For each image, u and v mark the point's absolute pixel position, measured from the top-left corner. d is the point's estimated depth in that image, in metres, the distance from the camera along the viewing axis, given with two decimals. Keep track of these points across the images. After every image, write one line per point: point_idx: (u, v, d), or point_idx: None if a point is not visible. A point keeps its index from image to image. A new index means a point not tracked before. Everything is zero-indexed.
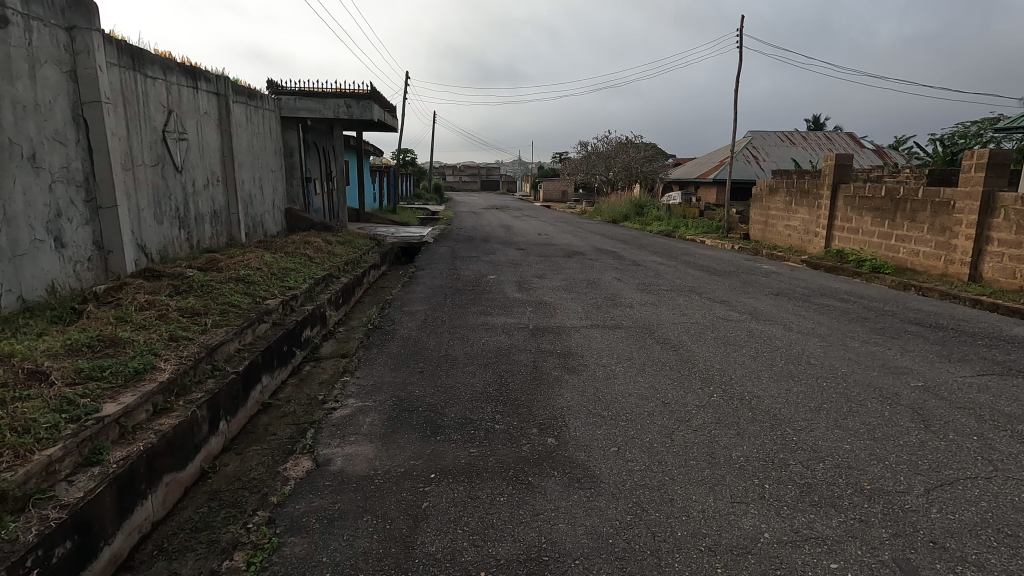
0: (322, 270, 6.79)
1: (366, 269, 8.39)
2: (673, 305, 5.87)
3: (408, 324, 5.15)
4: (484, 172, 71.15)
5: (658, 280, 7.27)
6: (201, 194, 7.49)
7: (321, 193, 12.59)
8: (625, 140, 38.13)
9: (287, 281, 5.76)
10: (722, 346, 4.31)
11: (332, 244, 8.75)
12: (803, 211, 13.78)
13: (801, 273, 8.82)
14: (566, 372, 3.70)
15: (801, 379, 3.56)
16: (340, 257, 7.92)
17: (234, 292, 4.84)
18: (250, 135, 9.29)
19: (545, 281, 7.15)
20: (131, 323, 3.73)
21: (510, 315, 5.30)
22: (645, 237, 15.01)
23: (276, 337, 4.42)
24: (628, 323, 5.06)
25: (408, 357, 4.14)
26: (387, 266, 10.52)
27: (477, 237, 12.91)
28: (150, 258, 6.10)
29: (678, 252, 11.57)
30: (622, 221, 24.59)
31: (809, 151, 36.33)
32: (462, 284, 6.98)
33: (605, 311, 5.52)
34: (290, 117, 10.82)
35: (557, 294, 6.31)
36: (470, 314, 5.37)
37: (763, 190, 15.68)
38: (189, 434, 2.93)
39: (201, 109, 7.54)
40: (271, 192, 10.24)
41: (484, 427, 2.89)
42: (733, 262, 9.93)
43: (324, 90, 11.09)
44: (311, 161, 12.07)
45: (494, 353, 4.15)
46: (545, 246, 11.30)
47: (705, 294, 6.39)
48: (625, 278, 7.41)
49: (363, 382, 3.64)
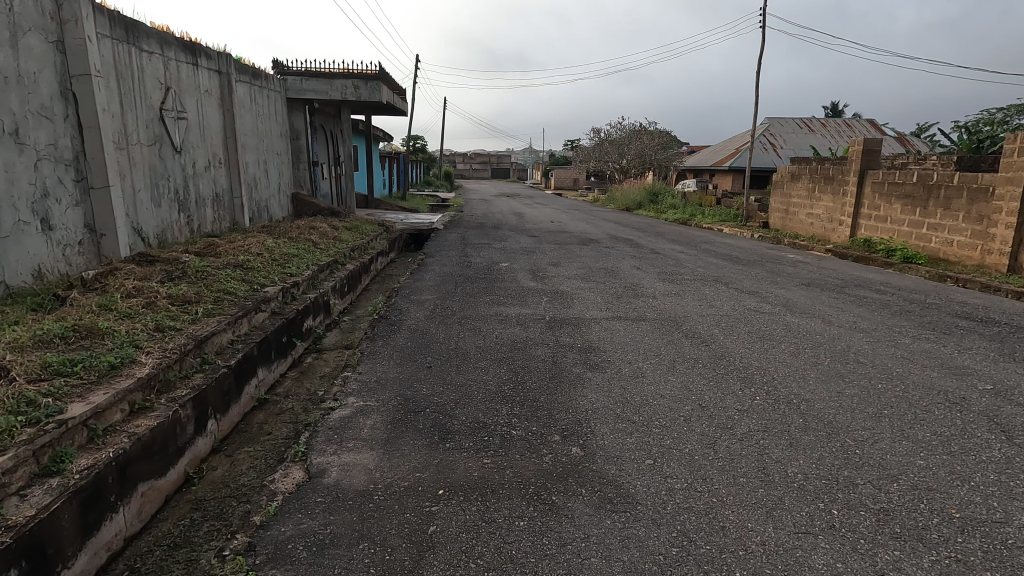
0: (327, 256, 6.48)
1: (373, 256, 8.07)
2: (699, 295, 5.49)
3: (417, 313, 4.83)
4: (495, 160, 70.55)
5: (679, 269, 6.88)
6: (203, 177, 7.20)
7: (329, 177, 12.27)
8: (639, 126, 37.39)
9: (288, 267, 5.45)
10: (758, 341, 3.94)
11: (339, 230, 8.43)
12: (828, 199, 13.25)
13: (829, 263, 8.37)
14: (589, 370, 3.35)
15: (853, 380, 3.19)
16: (346, 243, 7.60)
17: (231, 278, 4.54)
18: (254, 116, 8.97)
19: (560, 270, 6.78)
20: (115, 311, 3.43)
21: (524, 305, 4.96)
22: (661, 225, 14.57)
23: (274, 328, 4.11)
24: (652, 314, 4.70)
25: (415, 350, 3.81)
26: (396, 253, 10.21)
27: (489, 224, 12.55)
28: (147, 241, 5.81)
29: (696, 240, 11.14)
30: (636, 209, 24.06)
31: (828, 138, 35.40)
32: (472, 272, 6.64)
33: (627, 302, 5.15)
34: (296, 98, 10.47)
35: (574, 284, 5.94)
36: (482, 304, 5.03)
37: (784, 176, 15.15)
38: (169, 436, 2.63)
39: (202, 87, 7.22)
40: (277, 175, 9.93)
41: (499, 433, 2.56)
42: (756, 251, 9.49)
43: (331, 70, 10.72)
44: (318, 144, 11.74)
45: (508, 347, 3.81)
46: (559, 233, 10.92)
47: (732, 285, 6.00)
48: (644, 267, 7.02)
49: (365, 378, 3.32)
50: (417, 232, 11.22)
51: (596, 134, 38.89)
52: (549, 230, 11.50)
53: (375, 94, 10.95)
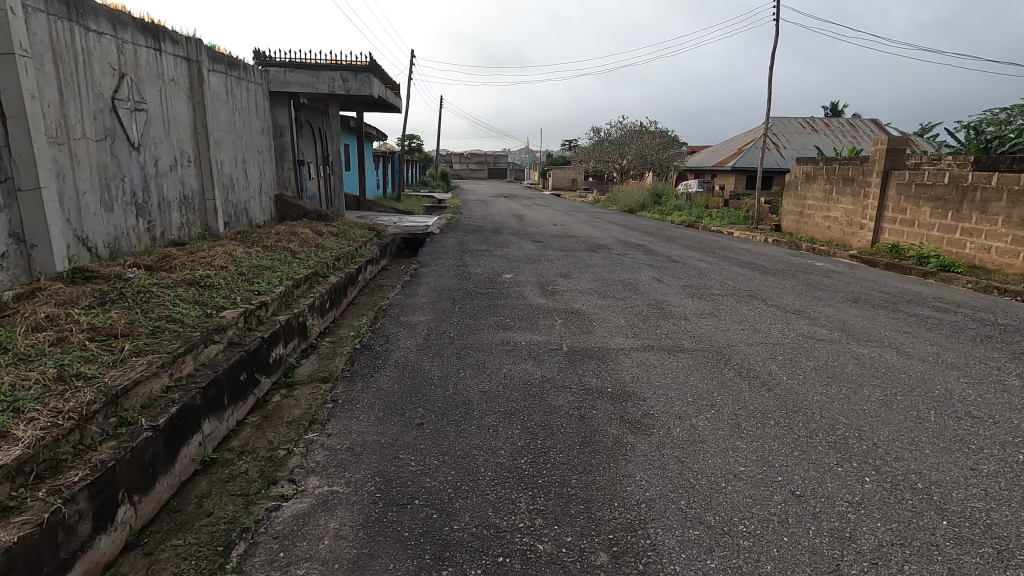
0: (306, 267, 5.67)
1: (361, 265, 7.27)
2: (737, 316, 4.71)
3: (408, 340, 4.03)
4: (492, 160, 69.71)
5: (706, 282, 6.10)
6: (168, 177, 6.40)
7: (317, 177, 11.44)
8: (640, 126, 36.65)
9: (257, 283, 4.65)
10: (832, 382, 3.16)
11: (323, 235, 7.62)
12: (847, 201, 12.51)
13: (865, 273, 7.60)
14: (629, 430, 2.57)
15: (980, 446, 2.41)
16: (330, 251, 6.80)
17: (180, 301, 3.73)
18: (232, 111, 8.17)
19: (571, 282, 6.00)
20: (8, 354, 2.62)
21: (535, 330, 4.17)
22: (669, 228, 13.81)
23: (227, 365, 3.30)
24: (690, 343, 3.91)
25: (403, 396, 3.01)
26: (388, 260, 9.41)
27: (488, 228, 11.77)
28: (93, 252, 5.00)
29: (711, 245, 10.38)
30: (639, 211, 23.29)
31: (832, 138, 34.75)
32: (473, 285, 5.85)
33: (656, 325, 4.36)
34: (279, 91, 9.65)
35: (590, 300, 5.16)
36: (485, 329, 4.24)
37: (798, 176, 14.41)
38: (43, 551, 1.83)
39: (167, 76, 6.41)
40: (257, 175, 9.10)
41: (520, 550, 1.77)
42: (780, 259, 8.72)
43: (317, 61, 9.89)
44: (304, 142, 10.91)
45: (521, 392, 3.03)
46: (565, 238, 10.14)
47: (771, 302, 5.23)
48: (666, 279, 6.23)
49: (336, 442, 2.53)
50: (411, 237, 10.43)
51: (595, 133, 38.12)
52: (554, 235, 10.70)
53: (365, 87, 10.13)
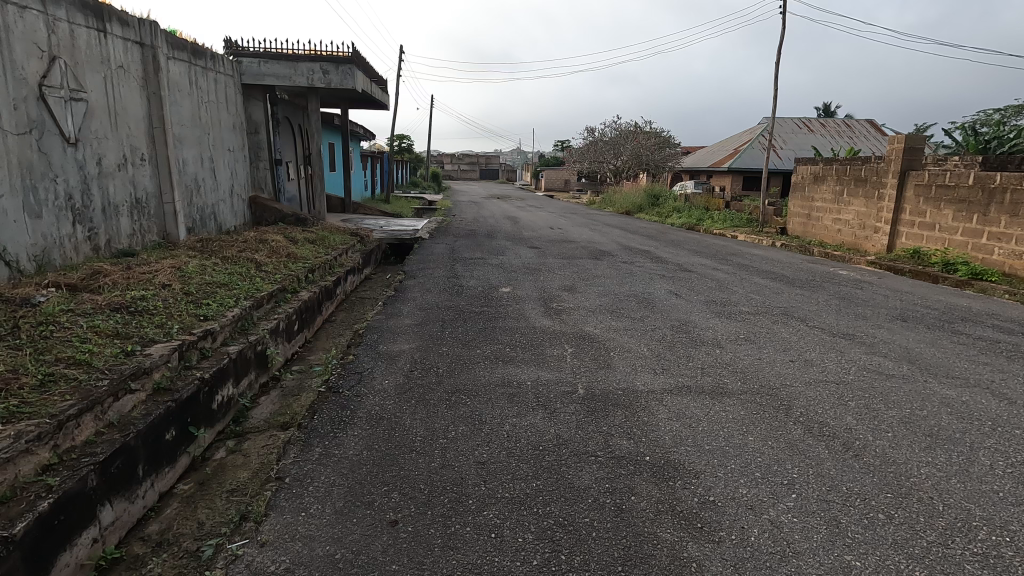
0: (271, 282, 4.89)
1: (340, 276, 6.50)
2: (779, 341, 3.99)
3: (386, 378, 3.28)
4: (484, 161, 68.97)
5: (730, 297, 5.38)
6: (116, 178, 5.59)
7: (296, 178, 10.64)
8: (634, 126, 36.00)
9: (205, 305, 3.86)
10: (934, 444, 2.43)
11: (297, 243, 6.83)
12: (859, 202, 11.89)
13: (896, 283, 6.91)
14: (687, 534, 1.84)
15: None
16: (304, 261, 6.02)
17: (95, 334, 2.95)
18: (197, 104, 7.36)
19: (577, 298, 5.26)
20: None
21: (542, 363, 3.43)
22: (672, 232, 13.10)
23: (145, 424, 2.52)
24: (733, 382, 3.19)
25: (374, 471, 2.26)
26: (372, 268, 8.65)
27: (482, 232, 11.02)
28: (11, 268, 4.19)
29: (721, 251, 9.70)
30: (636, 212, 22.62)
31: (828, 139, 34.30)
32: (466, 301, 5.10)
33: (686, 355, 3.63)
34: (252, 84, 8.83)
35: (602, 321, 4.42)
36: (480, 362, 3.49)
37: (806, 177, 13.80)
38: None
39: (115, 61, 5.60)
40: (227, 176, 8.29)
41: None
42: (799, 267, 8.03)
43: (295, 51, 9.07)
44: (282, 140, 10.10)
45: (531, 463, 2.28)
46: (564, 244, 9.41)
47: (811, 322, 4.52)
48: (684, 293, 5.51)
49: (272, 558, 1.77)
50: (399, 243, 9.65)
51: (589, 134, 37.43)
52: (552, 240, 9.96)
53: (346, 79, 9.33)
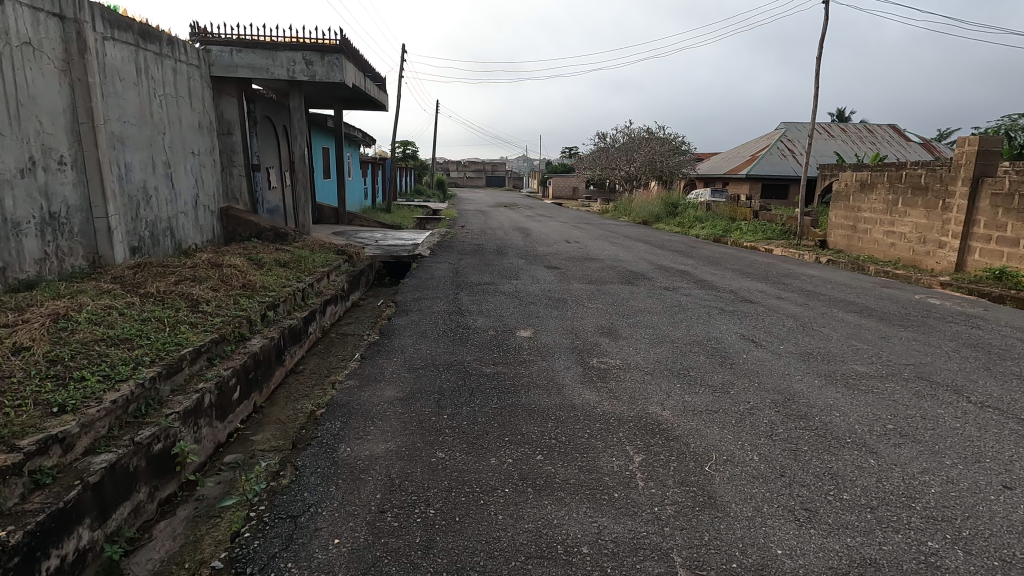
0: (204, 330, 3.56)
1: (313, 309, 5.17)
2: (953, 438, 2.59)
3: (338, 529, 1.93)
4: (490, 168, 67.83)
5: (826, 347, 3.99)
6: (15, 188, 4.28)
7: (279, 186, 9.35)
8: (647, 132, 34.66)
9: (73, 382, 2.53)
10: None
11: (263, 266, 5.52)
12: (918, 212, 10.47)
13: (1014, 318, 5.48)
14: None
15: None
16: (265, 293, 4.69)
17: None
18: (148, 98, 6.09)
19: (623, 348, 3.90)
20: None
21: (598, 499, 2.07)
22: (703, 246, 11.70)
23: None
24: (945, 549, 1.81)
25: None
26: (362, 293, 7.35)
27: (490, 248, 9.71)
28: None
29: (770, 271, 8.31)
30: (653, 222, 21.21)
31: (850, 144, 32.82)
32: (473, 354, 3.75)
33: (825, 472, 2.26)
34: (222, 76, 7.54)
35: (671, 395, 3.06)
36: (496, 492, 2.13)
37: (850, 184, 12.39)
38: None
39: (17, 37, 4.30)
40: (189, 183, 6.99)
41: None
42: (876, 293, 6.61)
43: (274, 39, 7.79)
44: (262, 142, 8.82)
45: None
46: (587, 263, 8.06)
47: (969, 395, 3.14)
48: (763, 342, 4.12)
49: None
50: (395, 261, 8.36)
51: (599, 140, 36.09)
52: (571, 258, 8.60)
53: (333, 71, 8.02)
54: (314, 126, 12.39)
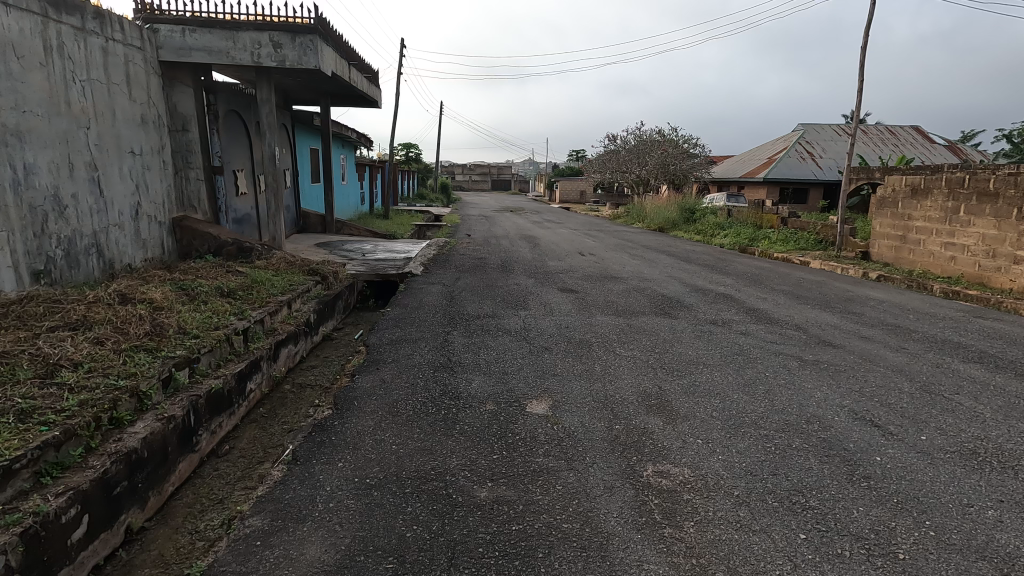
0: (41, 422, 2.29)
1: (254, 358, 3.91)
2: None
3: None
4: (496, 171, 66.70)
5: (990, 439, 2.66)
6: None
7: (248, 192, 8.11)
8: (658, 134, 33.26)
9: None
10: None
11: (195, 298, 4.25)
12: (985, 222, 9.09)
13: None
14: None
15: None
16: (180, 341, 3.43)
17: None
18: (63, 82, 4.85)
19: (687, 440, 2.61)
20: None
21: None
22: (734, 260, 10.36)
23: None
24: None
25: None
26: (337, 321, 6.09)
27: (494, 263, 8.43)
28: None
29: (827, 293, 6.97)
30: (669, 229, 19.86)
31: (873, 146, 31.35)
32: (462, 454, 2.46)
33: None
34: (170, 61, 6.29)
35: (799, 567, 1.76)
36: None
37: (898, 188, 11.01)
38: None
39: None
40: (126, 188, 5.75)
41: None
42: (977, 327, 5.25)
43: (236, 17, 6.53)
44: (227, 141, 7.57)
45: None
46: (609, 284, 6.76)
47: None
48: (889, 426, 2.80)
49: None
50: (381, 280, 7.18)
51: (609, 142, 34.72)
52: (589, 277, 7.30)
53: (305, 56, 6.77)
54: (298, 125, 11.15)
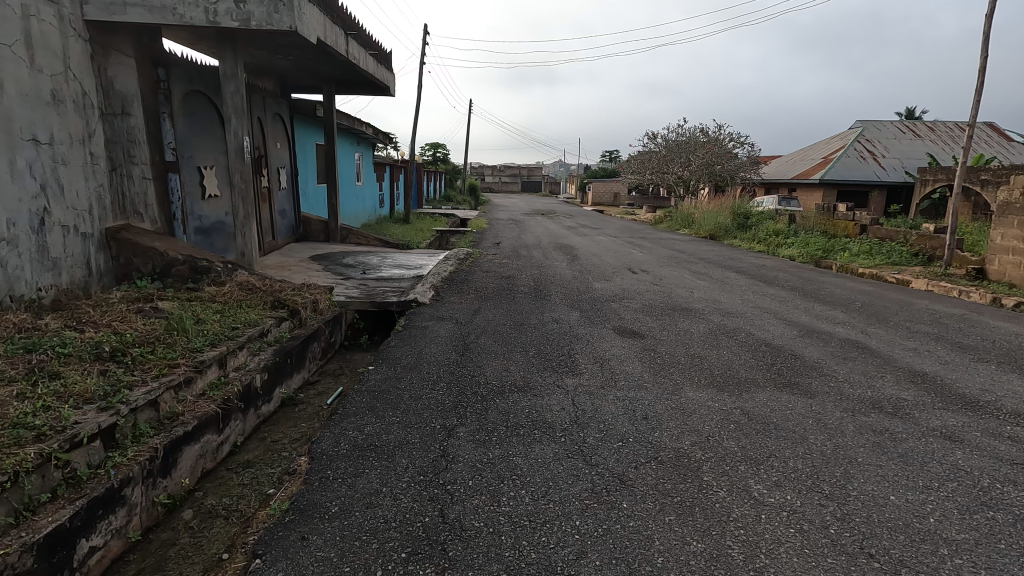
0: None
1: (103, 487, 2.23)
2: None
3: None
4: (527, 174, 65.31)
5: None
6: None
7: (216, 196, 6.53)
8: (702, 132, 30.90)
9: None
10: None
11: (35, 371, 2.62)
12: None
13: None
14: None
15: None
16: None
17: None
18: None
19: None
20: None
21: None
22: (823, 280, 8.31)
23: None
24: None
25: None
26: (307, 373, 4.44)
27: (526, 285, 6.66)
28: None
29: (994, 338, 4.93)
30: (720, 236, 17.72)
31: (943, 144, 28.36)
32: None
33: None
34: (97, 22, 4.73)
35: None
36: None
37: None
38: None
39: None
40: (25, 189, 4.11)
41: None
42: None
43: None
44: (189, 133, 6.01)
45: None
46: (683, 325, 4.90)
47: None
48: None
49: None
50: (377, 310, 5.52)
51: (648, 142, 32.55)
52: (652, 310, 5.44)
53: (275, 14, 5.16)
54: (298, 116, 9.61)
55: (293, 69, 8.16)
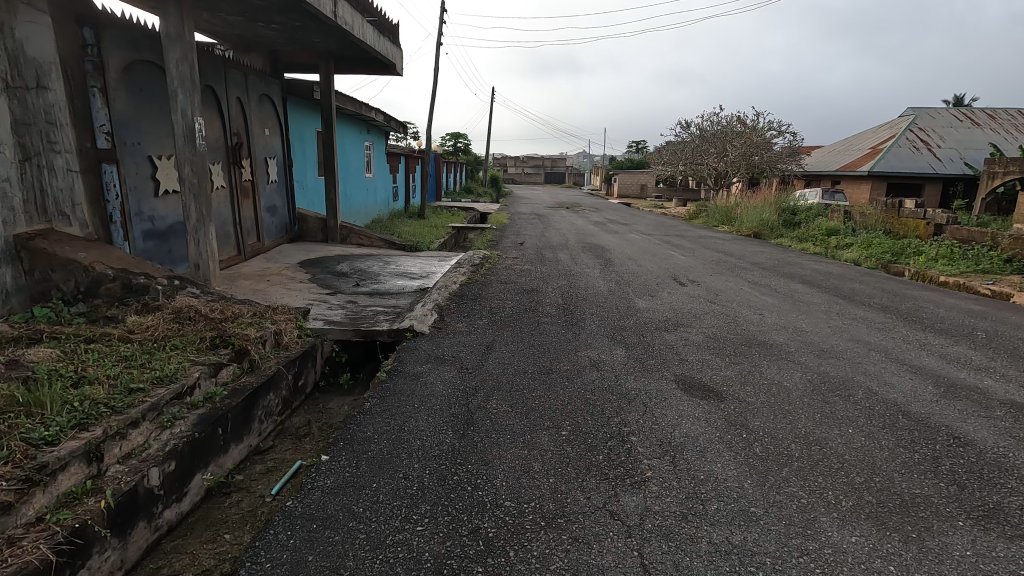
0: None
1: None
2: None
3: None
4: (551, 164, 63.60)
5: None
6: None
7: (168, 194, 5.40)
8: (739, 121, 28.96)
9: None
10: None
11: None
12: None
13: None
14: None
15: None
16: None
17: None
18: None
19: None
20: None
21: None
22: (914, 296, 6.82)
23: None
24: None
25: None
26: (254, 436, 3.25)
27: (552, 304, 5.36)
28: None
29: None
30: (762, 232, 16.10)
31: (1006, 133, 26.00)
32: None
33: None
34: None
35: None
36: None
37: None
38: None
39: None
40: None
41: None
42: None
43: None
44: (130, 117, 4.87)
45: None
46: (773, 375, 3.55)
47: None
48: None
49: None
50: (362, 340, 4.32)
51: (680, 131, 30.73)
52: (722, 347, 4.09)
53: None
54: (292, 99, 8.44)
55: (281, 42, 6.95)
